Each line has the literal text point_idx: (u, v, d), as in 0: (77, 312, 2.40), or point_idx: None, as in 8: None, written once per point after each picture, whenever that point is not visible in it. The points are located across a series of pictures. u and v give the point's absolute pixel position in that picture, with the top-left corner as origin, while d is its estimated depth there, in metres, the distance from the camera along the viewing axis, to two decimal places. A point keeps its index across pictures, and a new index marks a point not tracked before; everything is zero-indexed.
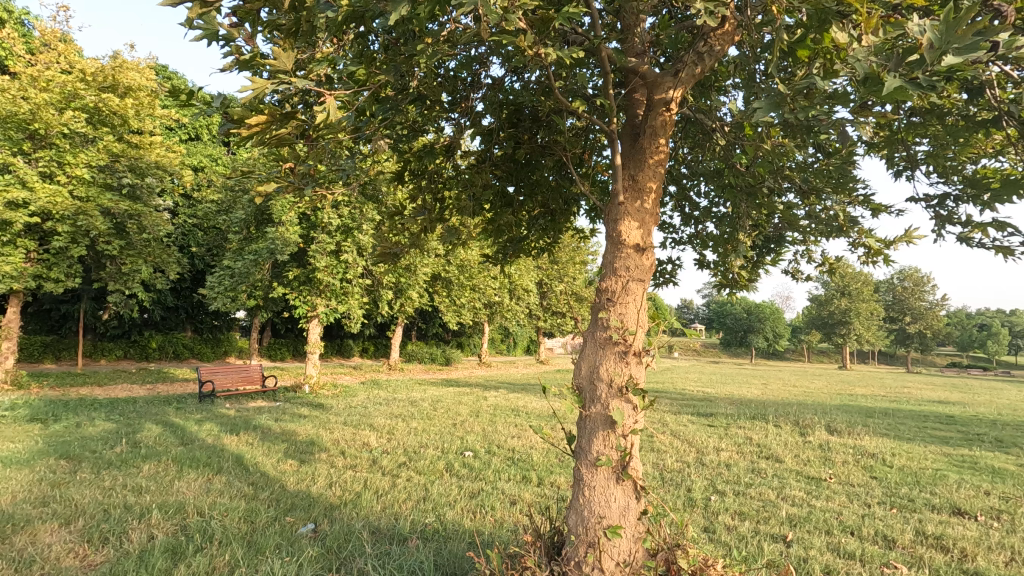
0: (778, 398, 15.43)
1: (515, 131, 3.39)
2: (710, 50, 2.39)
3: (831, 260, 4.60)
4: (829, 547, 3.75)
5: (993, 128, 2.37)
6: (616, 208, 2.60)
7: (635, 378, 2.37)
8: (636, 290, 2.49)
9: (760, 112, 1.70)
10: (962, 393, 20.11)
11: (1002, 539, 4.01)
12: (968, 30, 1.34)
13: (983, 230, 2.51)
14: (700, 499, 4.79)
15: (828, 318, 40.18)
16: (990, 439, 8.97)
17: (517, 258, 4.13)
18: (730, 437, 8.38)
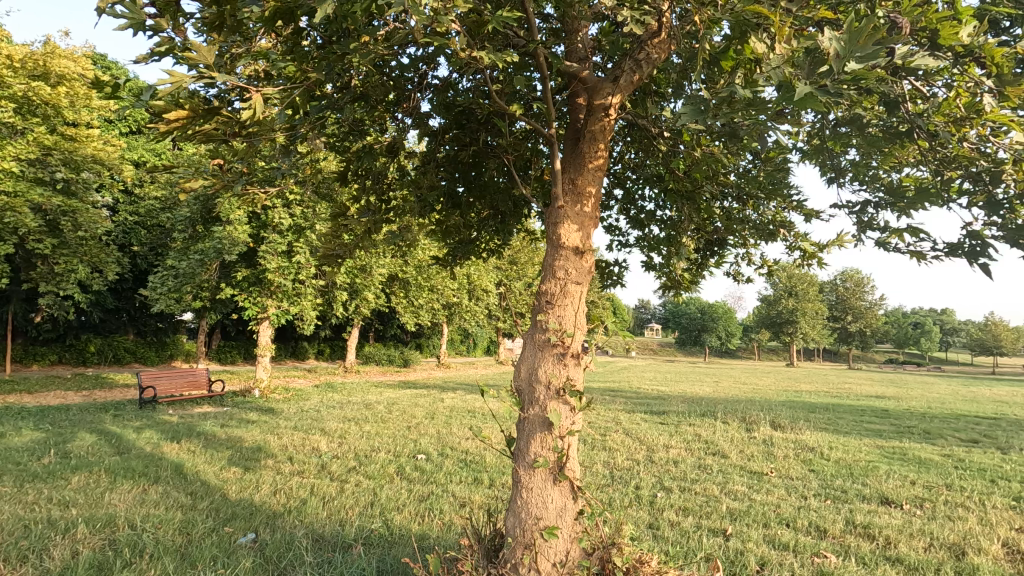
0: (727, 396, 15.92)
1: (461, 132, 3.37)
2: (647, 58, 2.39)
3: (770, 263, 4.79)
4: (765, 539, 3.89)
5: (906, 141, 2.52)
6: (556, 212, 2.62)
7: (572, 380, 2.40)
8: (574, 292, 2.52)
9: (682, 117, 1.74)
10: (898, 388, 21.26)
11: (922, 526, 4.26)
12: (868, 40, 1.40)
13: (899, 236, 2.66)
14: (646, 496, 4.90)
15: (776, 317, 41.78)
16: (919, 431, 9.54)
17: (466, 260, 4.11)
18: (680, 435, 8.60)
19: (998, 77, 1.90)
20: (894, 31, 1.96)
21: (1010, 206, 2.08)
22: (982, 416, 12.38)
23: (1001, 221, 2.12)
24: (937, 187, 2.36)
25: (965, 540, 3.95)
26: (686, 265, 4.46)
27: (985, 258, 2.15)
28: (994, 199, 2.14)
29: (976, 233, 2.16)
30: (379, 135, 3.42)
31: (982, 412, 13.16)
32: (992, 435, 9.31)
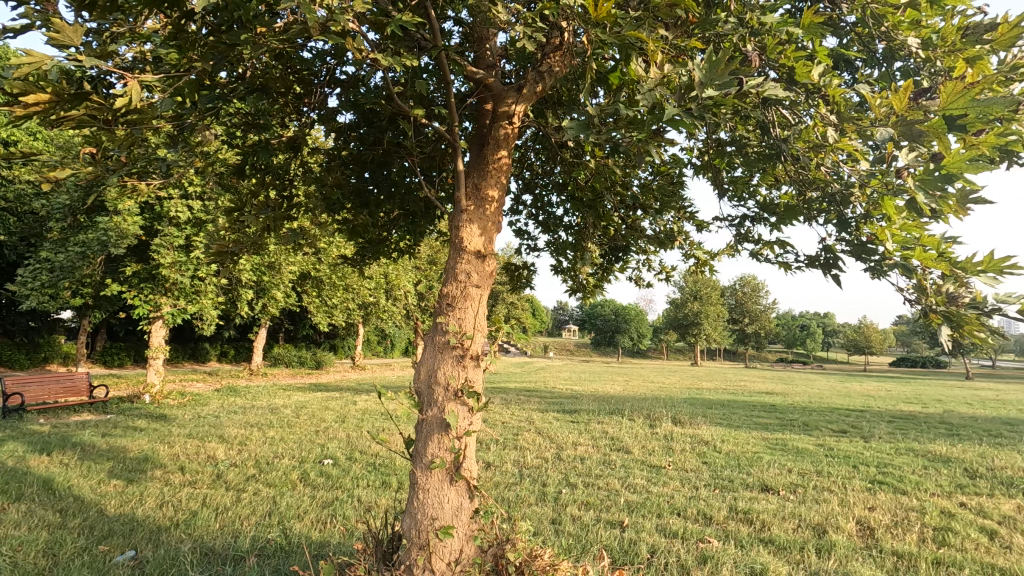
0: (635, 394, 16.71)
1: (369, 130, 3.32)
2: (548, 70, 2.47)
3: (668, 269, 5.11)
4: (657, 528, 4.15)
5: (773, 164, 2.80)
6: (458, 215, 2.66)
7: (470, 381, 2.45)
8: (475, 295, 2.57)
9: (569, 133, 1.84)
10: (785, 385, 23.28)
11: (793, 509, 4.72)
12: (725, 71, 1.56)
13: (770, 247, 2.96)
14: (552, 493, 5.05)
15: (682, 318, 44.35)
16: (799, 423, 10.54)
17: (374, 260, 4.04)
18: (588, 432, 8.92)
19: (841, 113, 2.16)
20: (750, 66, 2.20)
21: (856, 225, 2.32)
22: (852, 409, 13.88)
23: (848, 238, 2.40)
24: (800, 206, 2.64)
25: (826, 520, 4.44)
26: (592, 270, 4.66)
27: (837, 269, 2.42)
28: (845, 218, 2.41)
29: (828, 248, 2.45)
30: (280, 129, 3.29)
31: (853, 405, 14.73)
32: (858, 426, 10.48)
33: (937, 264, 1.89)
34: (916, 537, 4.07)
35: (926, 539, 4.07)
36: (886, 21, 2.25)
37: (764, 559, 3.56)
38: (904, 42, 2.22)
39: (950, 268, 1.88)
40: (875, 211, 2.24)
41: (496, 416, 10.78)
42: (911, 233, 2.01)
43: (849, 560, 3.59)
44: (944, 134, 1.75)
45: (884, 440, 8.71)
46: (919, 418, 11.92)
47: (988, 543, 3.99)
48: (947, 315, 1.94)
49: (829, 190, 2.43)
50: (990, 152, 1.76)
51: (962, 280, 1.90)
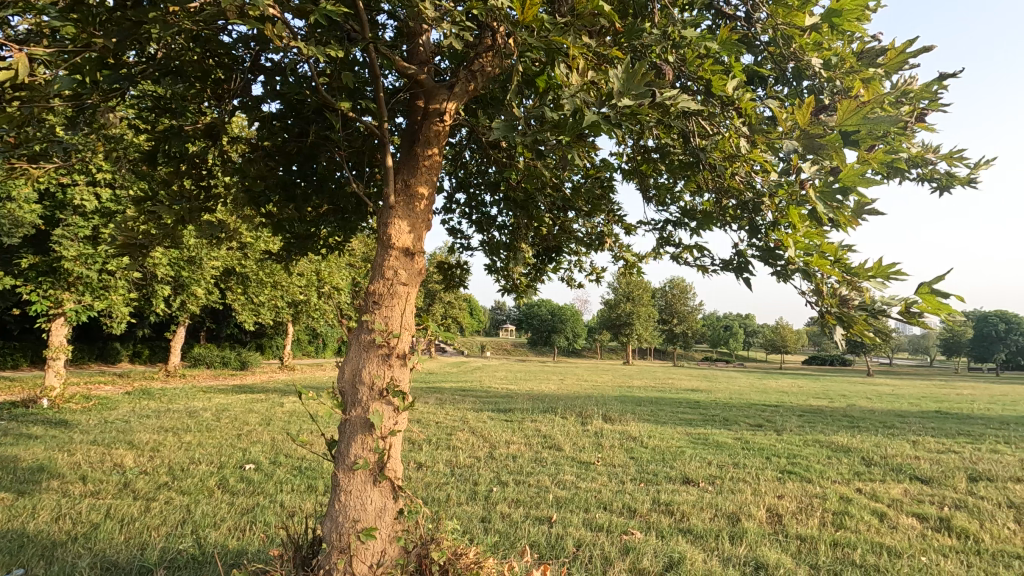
0: (568, 392, 17.04)
1: (295, 121, 3.21)
2: (480, 70, 2.48)
3: (598, 270, 5.26)
4: (584, 523, 4.26)
5: (692, 171, 2.93)
6: (386, 211, 2.62)
7: (396, 380, 2.42)
8: (403, 292, 2.54)
9: (495, 134, 1.86)
10: (709, 382, 24.56)
11: (710, 499, 4.98)
12: (640, 81, 1.64)
13: (689, 251, 3.10)
14: (482, 492, 5.07)
15: (615, 318, 45.69)
16: (719, 418, 11.12)
17: (300, 257, 3.90)
18: (521, 431, 9.01)
19: (752, 125, 2.29)
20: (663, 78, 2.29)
21: (765, 232, 2.45)
22: (767, 404, 14.80)
23: (758, 243, 2.54)
24: (715, 213, 2.77)
25: (740, 508, 4.71)
26: (524, 270, 4.71)
27: (747, 273, 2.56)
28: (755, 225, 2.55)
29: (740, 252, 2.59)
30: (197, 116, 3.11)
31: (768, 400, 15.74)
32: (771, 420, 11.20)
33: (833, 269, 2.05)
34: (817, 522, 4.40)
35: (826, 523, 4.41)
36: (794, 42, 2.41)
37: (682, 548, 3.73)
38: (808, 63, 2.38)
39: (843, 273, 2.04)
40: (782, 219, 2.37)
41: (430, 416, 10.67)
42: (812, 240, 2.16)
43: (758, 545, 3.83)
44: (841, 148, 1.89)
45: (794, 433, 9.36)
46: (825, 412, 12.89)
47: (879, 524, 4.38)
48: (840, 316, 2.10)
49: (742, 198, 2.55)
50: (880, 167, 1.92)
51: (854, 284, 2.07)
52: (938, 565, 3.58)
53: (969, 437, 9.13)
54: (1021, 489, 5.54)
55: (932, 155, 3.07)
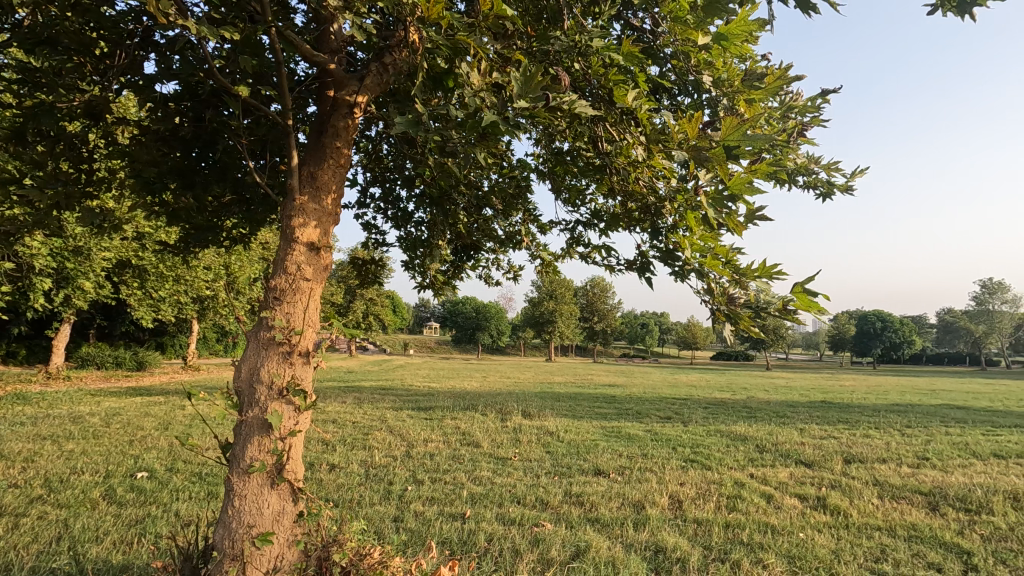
0: (491, 389, 17.15)
1: (193, 103, 3.01)
2: (391, 64, 2.45)
3: (516, 267, 5.34)
4: (497, 517, 4.31)
5: (599, 175, 3.03)
6: (290, 204, 2.51)
7: (297, 379, 2.34)
8: (307, 289, 2.46)
9: (397, 129, 1.84)
10: (626, 377, 25.62)
11: (618, 489, 5.22)
12: (536, 86, 1.71)
13: (598, 251, 3.23)
14: (396, 491, 5.01)
15: (538, 317, 46.48)
16: (633, 412, 11.63)
17: (200, 250, 3.67)
18: (440, 428, 8.98)
19: (650, 134, 2.40)
20: (559, 84, 2.37)
21: (665, 234, 2.59)
22: (677, 397, 15.68)
23: (659, 245, 2.67)
24: (621, 216, 2.88)
25: (645, 496, 4.97)
26: (442, 267, 4.69)
27: (649, 273, 2.70)
28: (657, 227, 2.68)
29: (643, 253, 2.72)
30: (77, 94, 2.85)
31: (678, 394, 16.66)
32: (680, 412, 11.84)
33: (723, 269, 2.20)
34: (713, 505, 4.73)
35: (720, 506, 4.74)
36: (692, 57, 2.58)
37: (589, 537, 3.88)
38: (700, 78, 2.55)
39: (732, 274, 2.21)
40: (680, 223, 2.51)
41: (346, 416, 10.36)
42: (707, 242, 2.31)
43: (660, 530, 4.07)
44: (725, 161, 2.02)
45: (699, 424, 9.97)
46: (728, 404, 13.83)
47: (766, 505, 4.79)
48: (728, 313, 2.26)
49: (644, 202, 2.65)
50: (763, 177, 2.08)
51: (742, 283, 2.23)
52: (813, 539, 3.95)
53: (847, 423, 10.15)
54: (885, 469, 6.24)
55: (814, 166, 3.40)
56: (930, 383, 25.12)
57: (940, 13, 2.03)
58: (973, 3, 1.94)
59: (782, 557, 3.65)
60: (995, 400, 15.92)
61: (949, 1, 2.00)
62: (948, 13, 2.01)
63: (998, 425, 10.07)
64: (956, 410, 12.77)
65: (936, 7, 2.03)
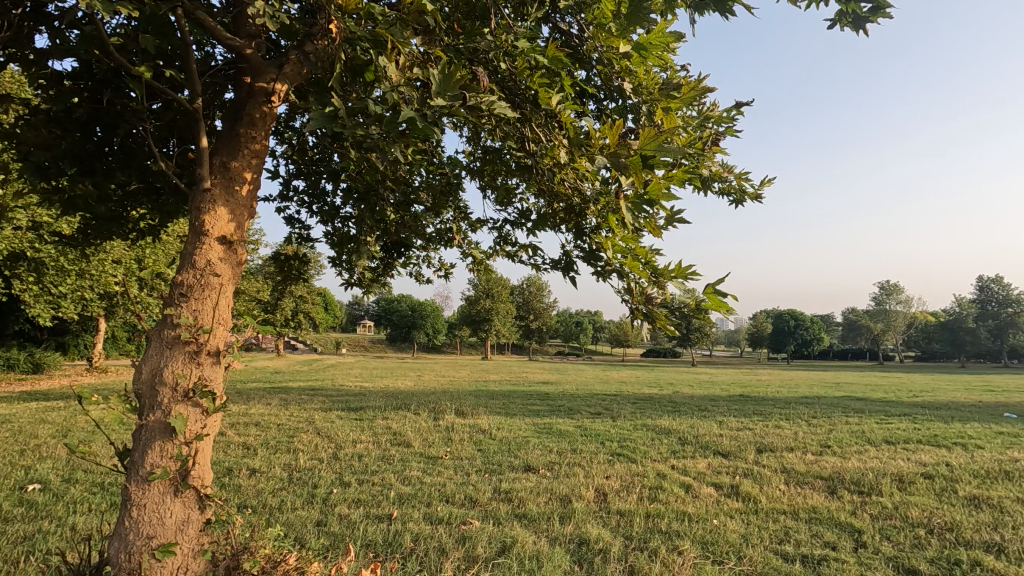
0: (424, 388, 16.94)
1: (93, 82, 2.77)
2: (311, 53, 2.36)
3: (448, 265, 5.31)
4: (424, 517, 4.28)
5: (526, 175, 3.04)
6: (200, 195, 2.36)
7: (205, 380, 2.21)
8: (217, 285, 2.33)
9: (310, 125, 1.82)
10: (559, 374, 26.11)
11: (546, 484, 5.31)
12: (455, 86, 1.74)
13: (526, 250, 3.26)
14: (321, 494, 4.85)
15: (475, 315, 46.43)
16: (565, 409, 11.88)
17: (102, 241, 3.39)
18: (371, 429, 8.79)
19: (572, 136, 2.42)
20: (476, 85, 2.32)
21: (589, 234, 2.64)
22: (607, 393, 16.16)
23: (584, 245, 2.69)
24: (547, 216, 2.89)
25: (572, 490, 5.09)
26: (370, 264, 4.59)
27: (572, 272, 2.74)
28: (582, 228, 2.70)
29: (567, 254, 2.76)
30: None
31: (608, 390, 17.17)
32: (610, 408, 12.18)
33: (643, 270, 2.27)
34: (636, 497, 4.92)
35: (642, 497, 4.93)
36: (616, 63, 2.66)
37: (516, 533, 3.91)
38: (623, 84, 2.61)
39: (651, 274, 2.28)
40: (602, 224, 2.57)
41: (271, 418, 9.92)
42: (627, 243, 2.36)
43: (583, 523, 4.17)
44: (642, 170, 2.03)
45: (627, 418, 10.32)
46: (655, 398, 14.42)
47: (684, 495, 5.03)
48: (646, 313, 2.34)
49: (569, 202, 2.67)
50: (679, 181, 2.16)
51: (660, 283, 2.32)
52: (725, 525, 4.19)
53: (761, 415, 10.83)
54: (792, 457, 6.72)
55: (728, 173, 3.60)
56: (835, 377, 27.20)
57: (838, 28, 2.20)
58: (867, 19, 2.12)
59: (696, 543, 3.84)
60: (889, 391, 17.45)
61: (845, 17, 2.17)
62: (846, 28, 2.18)
63: (890, 414, 11.08)
64: (856, 401, 13.91)
65: (834, 22, 2.19)
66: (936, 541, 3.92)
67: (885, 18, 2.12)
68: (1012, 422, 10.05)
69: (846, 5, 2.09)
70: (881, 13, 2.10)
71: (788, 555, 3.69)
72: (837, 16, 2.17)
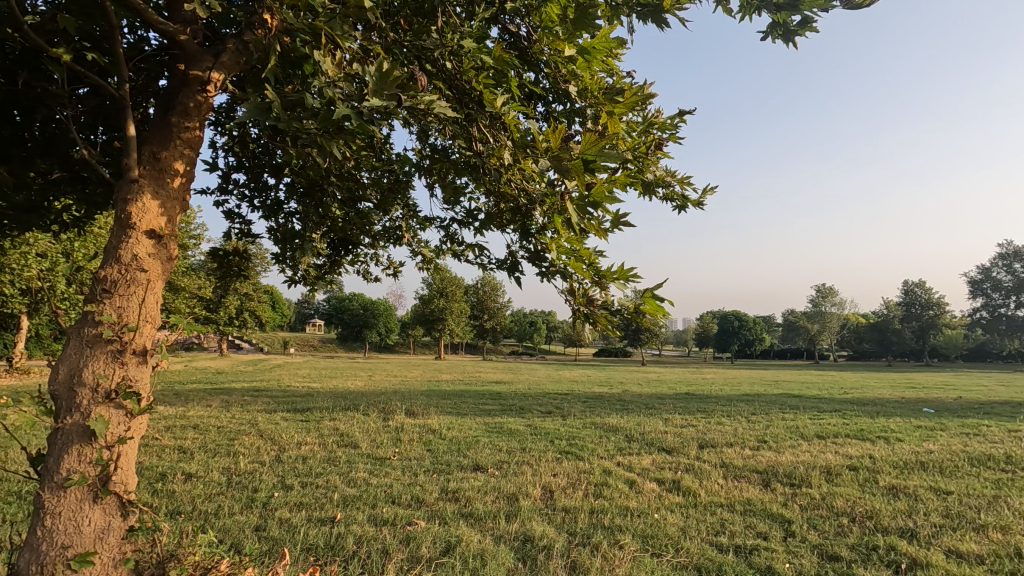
0: (374, 388, 16.64)
1: (10, 63, 2.60)
2: (249, 42, 2.29)
3: (397, 263, 5.25)
4: (369, 518, 4.22)
5: (471, 175, 3.02)
6: (127, 185, 2.24)
7: (130, 381, 2.11)
8: (143, 280, 2.22)
9: (243, 117, 1.77)
10: (512, 374, 26.23)
11: (494, 483, 5.33)
12: (392, 85, 1.75)
13: (473, 250, 3.26)
14: (261, 498, 4.69)
15: (428, 314, 45.96)
16: (516, 408, 11.94)
17: (20, 232, 3.17)
18: (317, 431, 8.56)
19: (515, 137, 2.41)
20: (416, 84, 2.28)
21: (534, 236, 2.65)
22: (558, 392, 16.33)
23: (530, 246, 2.70)
24: (493, 217, 2.89)
25: (519, 488, 5.13)
26: (316, 261, 4.49)
27: (518, 272, 2.75)
28: (527, 230, 2.70)
29: (511, 255, 2.78)
30: None
31: (559, 389, 17.38)
32: (560, 407, 12.35)
33: (586, 272, 2.30)
34: (581, 493, 5.01)
35: (588, 494, 5.03)
36: (563, 67, 2.69)
37: (460, 532, 3.91)
38: (569, 89, 2.64)
39: (594, 276, 2.32)
40: (547, 226, 2.59)
41: (211, 421, 9.51)
42: (571, 245, 2.39)
43: (529, 521, 4.22)
44: (584, 172, 2.03)
45: (576, 417, 10.47)
46: (604, 397, 14.70)
47: (628, 490, 5.16)
48: (587, 314, 2.38)
49: (516, 204, 2.65)
50: (621, 185, 2.18)
51: (601, 285, 2.36)
52: (665, 519, 4.33)
53: (704, 412, 11.22)
54: (731, 452, 6.99)
55: (671, 179, 3.72)
56: (772, 374, 29.04)
57: (770, 39, 2.32)
58: (795, 33, 2.24)
59: (637, 537, 3.95)
60: (822, 389, 18.42)
61: (776, 29, 2.27)
62: (777, 40, 2.29)
63: (821, 410, 11.70)
64: (792, 398, 14.60)
65: (766, 34, 2.30)
66: (856, 529, 4.18)
67: (811, 33, 2.24)
68: (929, 417, 10.81)
69: (777, 17, 2.20)
70: (809, 28, 2.22)
71: (723, 545, 3.85)
72: (769, 28, 2.28)
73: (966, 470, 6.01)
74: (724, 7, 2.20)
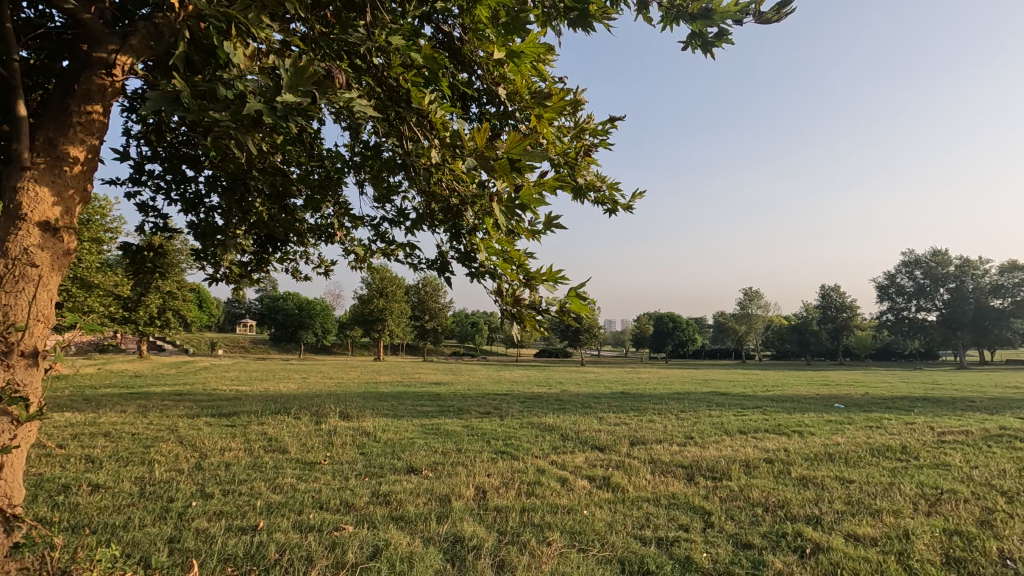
0: (308, 391, 16.08)
1: None
2: (160, 25, 2.15)
3: (328, 261, 5.11)
4: (293, 525, 4.08)
5: (403, 174, 2.98)
6: (15, 173, 2.05)
7: (17, 385, 1.95)
8: (34, 276, 2.05)
9: (147, 106, 1.68)
10: (452, 375, 26.06)
11: (427, 484, 5.28)
12: (308, 79, 1.71)
13: (404, 249, 3.23)
14: (176, 508, 4.43)
15: (367, 315, 44.88)
16: (453, 409, 11.88)
17: None
18: (244, 436, 8.18)
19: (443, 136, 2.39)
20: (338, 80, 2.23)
21: (464, 236, 2.65)
22: (497, 392, 16.39)
23: (460, 247, 2.69)
24: (423, 217, 2.86)
25: (452, 489, 5.11)
26: (240, 259, 4.30)
27: (448, 272, 2.74)
28: (457, 230, 2.69)
29: (440, 255, 2.76)
30: None
31: (499, 390, 17.41)
32: (498, 407, 12.39)
33: (514, 272, 2.32)
34: (513, 492, 5.06)
35: (521, 492, 5.09)
36: (494, 70, 2.70)
37: (389, 535, 3.86)
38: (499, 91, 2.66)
39: (524, 277, 2.34)
40: (477, 227, 2.58)
41: (124, 427, 8.88)
42: (500, 245, 2.40)
43: (460, 521, 4.21)
44: (510, 172, 2.05)
45: (513, 417, 10.54)
46: (541, 396, 14.89)
47: (560, 488, 5.26)
48: (516, 313, 2.40)
49: (446, 203, 2.64)
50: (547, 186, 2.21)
51: (530, 285, 2.38)
52: (594, 514, 4.46)
53: (637, 410, 11.59)
54: (660, 448, 7.25)
55: (602, 183, 3.83)
56: (702, 374, 30.32)
57: (690, 50, 2.43)
58: (712, 45, 2.36)
59: (566, 533, 4.03)
60: (748, 387, 19.45)
61: (695, 40, 2.39)
62: (696, 50, 2.41)
63: (744, 407, 12.34)
64: (718, 396, 15.34)
65: (686, 44, 2.41)
66: (769, 517, 4.45)
67: (727, 45, 2.38)
68: (839, 412, 11.65)
69: (696, 27, 2.32)
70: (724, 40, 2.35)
71: (647, 538, 4.00)
72: (689, 39, 2.40)
73: (867, 460, 6.53)
74: (645, 16, 2.29)
